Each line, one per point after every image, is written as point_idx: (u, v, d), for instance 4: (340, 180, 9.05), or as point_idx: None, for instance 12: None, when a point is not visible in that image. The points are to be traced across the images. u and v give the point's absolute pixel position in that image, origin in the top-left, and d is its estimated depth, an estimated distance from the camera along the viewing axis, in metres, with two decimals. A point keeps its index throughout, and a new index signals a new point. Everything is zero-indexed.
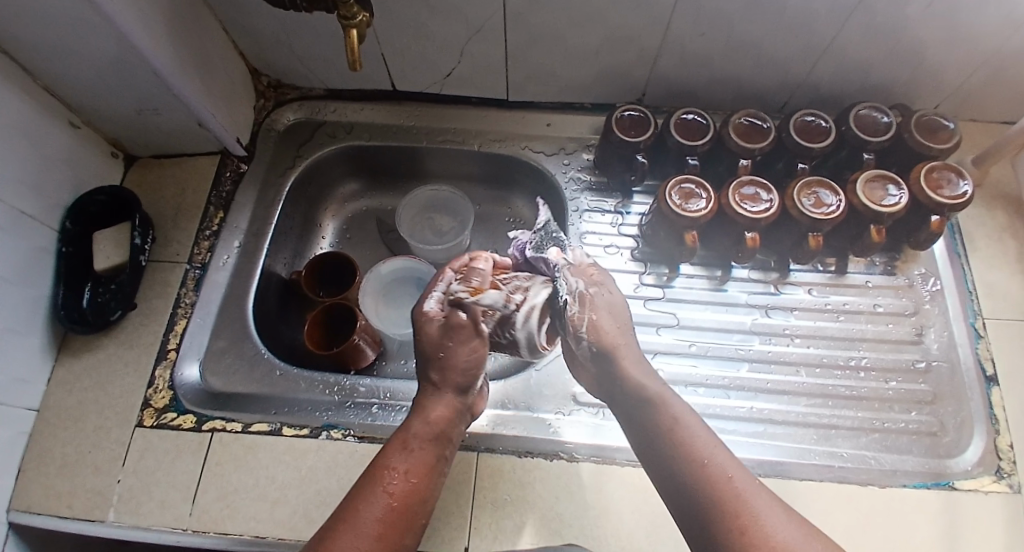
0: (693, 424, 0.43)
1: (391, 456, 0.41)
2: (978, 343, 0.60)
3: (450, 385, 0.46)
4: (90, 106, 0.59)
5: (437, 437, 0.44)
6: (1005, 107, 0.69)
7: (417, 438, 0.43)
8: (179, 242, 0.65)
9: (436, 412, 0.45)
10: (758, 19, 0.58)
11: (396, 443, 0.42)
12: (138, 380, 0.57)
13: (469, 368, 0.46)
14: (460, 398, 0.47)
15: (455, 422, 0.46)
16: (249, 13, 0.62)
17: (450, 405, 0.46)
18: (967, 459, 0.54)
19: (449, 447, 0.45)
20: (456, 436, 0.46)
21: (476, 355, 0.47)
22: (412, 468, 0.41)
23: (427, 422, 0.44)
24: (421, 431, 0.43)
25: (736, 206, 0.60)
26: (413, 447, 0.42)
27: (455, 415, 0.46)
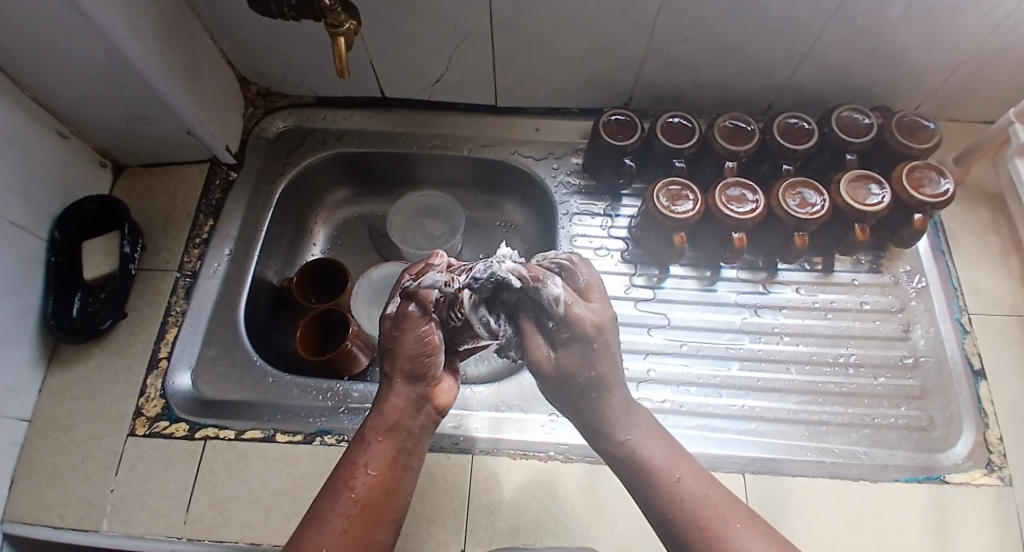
0: (652, 443, 0.41)
1: (352, 452, 0.39)
2: (965, 338, 0.61)
3: (401, 373, 0.40)
4: (80, 116, 0.59)
5: (394, 430, 0.39)
6: (982, 107, 0.70)
7: (375, 430, 0.39)
8: (169, 250, 0.65)
9: (390, 402, 0.40)
10: (741, 23, 0.59)
11: (358, 437, 0.40)
12: (129, 389, 0.57)
13: (416, 353, 0.39)
14: (419, 385, 0.41)
15: (416, 410, 0.41)
16: (237, 22, 0.62)
17: (407, 394, 0.40)
18: (957, 453, 0.55)
19: (413, 438, 0.40)
20: (421, 424, 0.41)
21: (427, 340, 0.39)
22: (371, 462, 0.38)
23: (383, 413, 0.40)
24: (377, 423, 0.40)
25: (723, 207, 0.61)
26: (369, 440, 0.39)
27: (415, 404, 0.40)
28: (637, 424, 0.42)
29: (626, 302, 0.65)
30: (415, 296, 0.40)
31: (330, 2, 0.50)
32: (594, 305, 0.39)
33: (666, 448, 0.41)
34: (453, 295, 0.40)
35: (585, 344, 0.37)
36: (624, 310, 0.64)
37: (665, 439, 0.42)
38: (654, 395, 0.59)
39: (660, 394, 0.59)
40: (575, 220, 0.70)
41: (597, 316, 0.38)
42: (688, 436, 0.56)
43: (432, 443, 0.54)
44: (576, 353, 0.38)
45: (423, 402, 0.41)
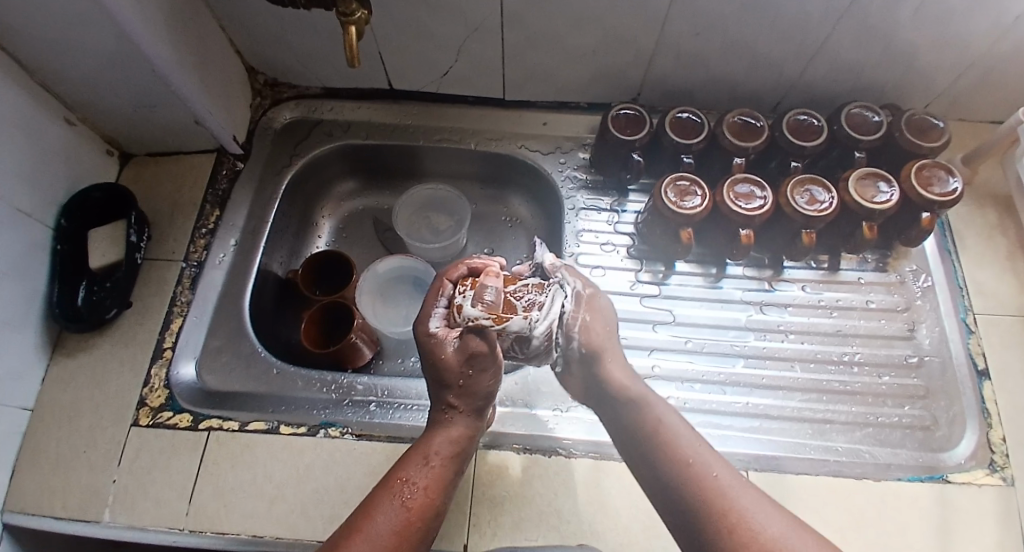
0: (674, 426, 0.40)
1: (411, 469, 0.42)
2: (970, 338, 0.60)
3: (469, 406, 0.46)
4: (87, 103, 0.58)
5: (454, 456, 0.44)
6: (993, 108, 0.70)
7: (438, 454, 0.44)
8: (175, 240, 0.65)
9: (455, 430, 0.45)
10: (754, 18, 0.58)
11: (417, 457, 0.43)
12: (134, 379, 0.57)
13: (485, 391, 0.47)
14: (478, 419, 0.47)
15: (469, 442, 0.46)
16: (245, 9, 0.61)
17: (466, 425, 0.46)
18: (960, 454, 0.55)
19: (462, 466, 0.46)
20: (468, 455, 0.47)
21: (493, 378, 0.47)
22: (431, 483, 0.42)
23: (447, 438, 0.45)
24: (441, 447, 0.44)
25: (731, 204, 0.60)
26: (432, 462, 0.43)
27: (471, 435, 0.47)
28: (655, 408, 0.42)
29: (631, 298, 0.65)
30: (489, 338, 0.43)
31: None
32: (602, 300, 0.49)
33: (688, 432, 0.40)
34: (528, 332, 0.43)
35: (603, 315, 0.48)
36: (630, 306, 0.64)
37: (677, 421, 0.41)
38: (659, 391, 0.59)
39: (665, 390, 0.59)
40: (582, 215, 0.70)
41: (608, 307, 0.49)
42: None
43: None
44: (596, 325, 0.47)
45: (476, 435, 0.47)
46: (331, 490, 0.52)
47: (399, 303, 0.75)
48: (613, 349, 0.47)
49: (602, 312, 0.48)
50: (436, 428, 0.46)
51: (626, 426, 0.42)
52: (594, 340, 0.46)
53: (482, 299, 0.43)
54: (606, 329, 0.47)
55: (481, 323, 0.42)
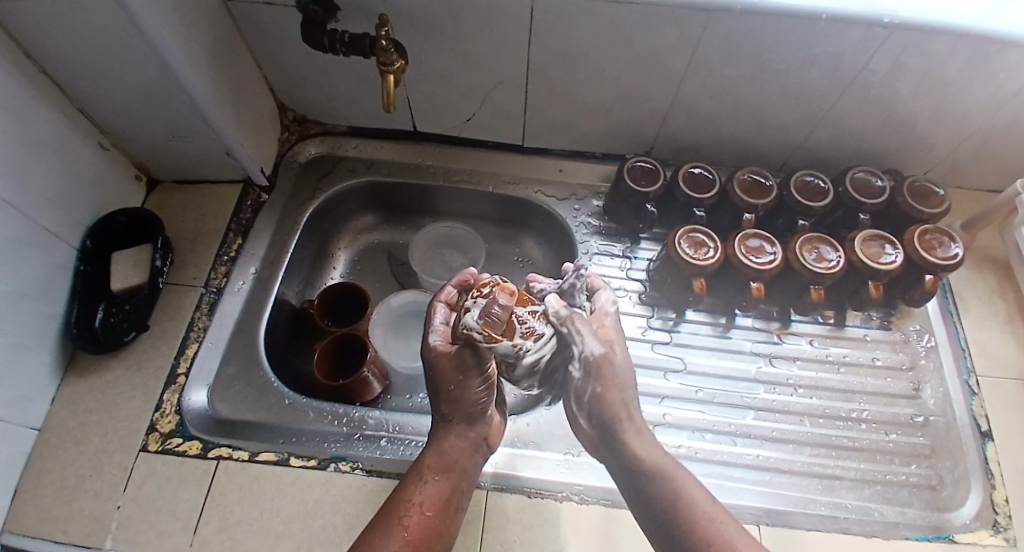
0: (695, 494, 0.43)
1: (408, 491, 0.47)
2: (972, 400, 0.62)
3: (461, 417, 0.51)
4: (124, 131, 0.60)
5: (450, 467, 0.48)
6: (987, 176, 0.74)
7: (432, 469, 0.48)
8: (196, 266, 0.66)
9: (449, 443, 0.50)
10: (764, 85, 0.62)
11: (413, 479, 0.48)
12: (145, 404, 0.56)
13: (479, 399, 0.51)
14: (472, 427, 0.51)
15: (467, 450, 0.50)
16: (283, 51, 0.64)
17: (461, 435, 0.50)
18: (965, 513, 0.55)
19: (465, 475, 0.49)
20: (472, 464, 0.50)
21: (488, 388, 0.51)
22: (426, 501, 0.46)
23: (440, 453, 0.49)
24: (433, 461, 0.49)
25: (742, 257, 0.62)
26: (427, 479, 0.47)
27: (467, 444, 0.50)
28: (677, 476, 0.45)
29: (643, 344, 0.66)
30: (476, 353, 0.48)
31: (387, 42, 0.52)
32: (618, 354, 0.50)
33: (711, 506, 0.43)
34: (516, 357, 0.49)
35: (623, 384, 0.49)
36: (641, 352, 0.65)
37: (700, 493, 0.44)
38: (670, 440, 0.59)
39: (675, 440, 0.59)
40: (595, 260, 0.72)
41: (622, 364, 0.50)
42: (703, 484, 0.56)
43: None
44: (601, 395, 0.49)
45: (475, 442, 0.51)
46: (339, 527, 0.51)
47: (409, 338, 0.75)
48: (630, 415, 0.49)
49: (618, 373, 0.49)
50: (433, 443, 0.50)
51: (640, 489, 0.45)
52: (612, 407, 0.48)
53: (485, 312, 0.47)
54: (622, 391, 0.49)
55: (474, 336, 0.46)
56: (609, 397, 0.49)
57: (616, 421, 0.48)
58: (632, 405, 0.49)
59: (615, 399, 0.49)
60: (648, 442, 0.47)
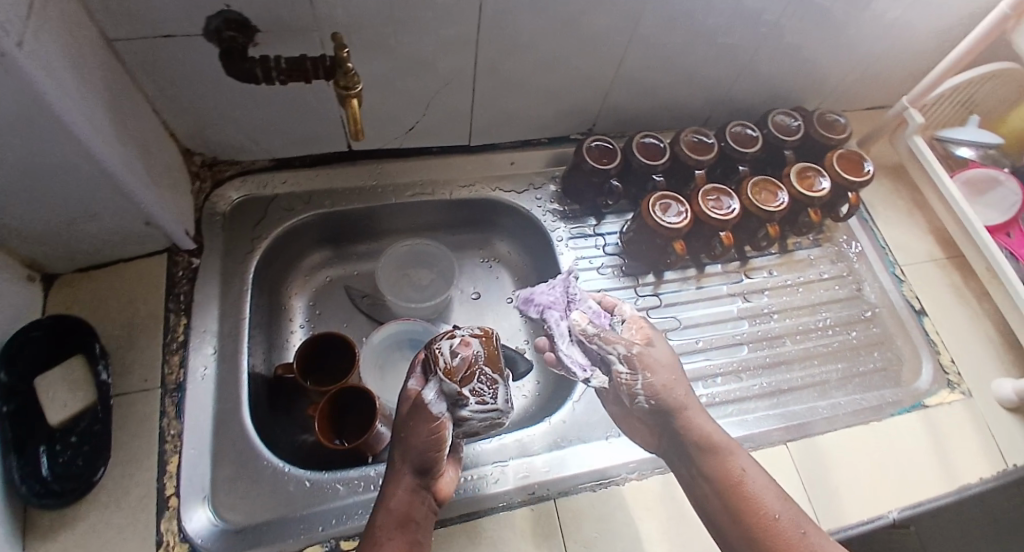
0: (757, 476, 0.47)
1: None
2: (903, 287, 0.74)
3: (409, 466, 0.46)
4: (4, 226, 0.48)
5: (404, 524, 0.43)
6: (863, 99, 0.86)
7: (385, 528, 0.43)
8: (144, 364, 0.55)
9: (397, 497, 0.45)
10: (692, 50, 0.66)
11: (367, 544, 0.42)
12: (142, 543, 0.47)
13: (427, 445, 0.46)
14: (422, 477, 0.46)
15: (418, 502, 0.45)
16: (188, 89, 0.55)
17: (410, 487, 0.45)
18: (926, 380, 0.66)
19: (420, 530, 0.44)
20: (425, 515, 0.46)
21: (436, 434, 0.46)
22: None
23: (390, 509, 0.44)
24: (387, 520, 0.43)
25: (707, 211, 0.66)
26: (382, 540, 0.42)
27: (417, 495, 0.46)
28: (743, 461, 0.49)
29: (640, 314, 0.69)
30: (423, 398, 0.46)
31: (348, 64, 0.47)
32: (659, 348, 0.55)
33: (769, 486, 0.47)
34: (458, 406, 0.46)
35: (676, 365, 0.54)
36: None
37: (762, 475, 0.48)
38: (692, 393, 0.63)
39: (698, 391, 0.63)
40: (571, 244, 0.73)
41: (666, 356, 0.54)
42: (730, 424, 0.60)
43: (508, 501, 0.53)
44: (662, 383, 0.52)
45: (424, 493, 0.46)
46: None
47: (403, 371, 0.70)
48: (689, 399, 0.52)
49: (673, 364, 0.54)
50: (380, 501, 0.45)
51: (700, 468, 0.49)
52: (666, 396, 0.52)
53: (453, 353, 0.48)
54: (673, 375, 0.53)
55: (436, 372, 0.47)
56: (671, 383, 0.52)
57: (679, 407, 0.52)
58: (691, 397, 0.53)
59: (677, 385, 0.52)
60: (713, 427, 0.51)
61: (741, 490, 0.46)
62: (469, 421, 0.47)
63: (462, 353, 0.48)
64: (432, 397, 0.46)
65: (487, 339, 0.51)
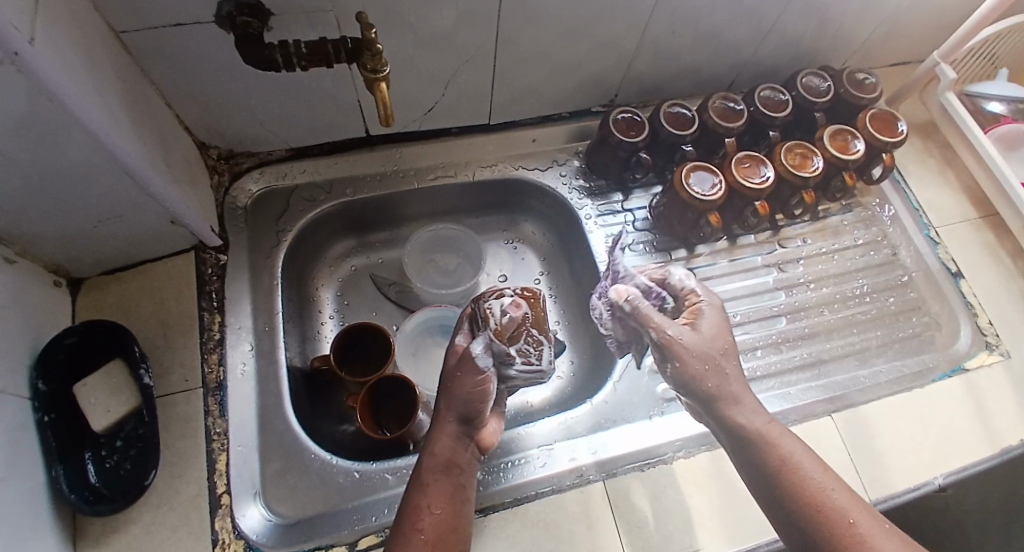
0: (804, 455, 0.45)
1: (413, 496, 0.42)
2: (939, 249, 0.72)
3: (454, 412, 0.46)
4: (29, 233, 0.46)
5: (448, 467, 0.44)
6: (890, 54, 0.83)
7: (430, 471, 0.43)
8: (182, 364, 0.54)
9: (442, 442, 0.45)
10: (720, 12, 0.63)
11: (414, 484, 0.43)
12: (199, 542, 0.47)
13: (474, 392, 0.46)
14: (467, 425, 0.46)
15: (462, 449, 0.45)
16: (202, 79, 0.53)
17: (455, 433, 0.45)
18: (965, 343, 0.66)
19: (465, 476, 0.44)
20: (469, 461, 0.45)
21: (481, 388, 0.46)
22: (433, 502, 0.41)
23: (435, 453, 0.44)
24: (432, 463, 0.44)
25: (743, 181, 0.65)
26: (427, 481, 0.43)
27: (462, 442, 0.45)
28: (791, 441, 0.46)
29: None
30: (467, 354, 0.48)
31: (376, 45, 0.45)
32: (702, 333, 0.51)
33: (817, 466, 0.44)
34: (503, 365, 0.49)
35: (721, 328, 0.52)
36: None
37: (809, 454, 0.45)
38: None
39: None
40: (600, 221, 0.71)
41: (710, 341, 0.51)
42: (772, 397, 0.60)
43: (558, 483, 0.53)
44: (698, 368, 0.49)
45: (469, 441, 0.46)
46: None
47: (436, 357, 0.70)
48: (732, 381, 0.49)
49: (719, 330, 0.52)
50: (425, 446, 0.46)
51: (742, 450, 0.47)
52: (705, 381, 0.49)
53: (503, 317, 0.51)
54: (710, 364, 0.49)
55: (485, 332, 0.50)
56: (706, 346, 0.50)
57: (716, 394, 0.49)
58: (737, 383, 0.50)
59: (715, 351, 0.50)
60: (757, 414, 0.48)
61: (787, 471, 0.44)
62: (513, 379, 0.50)
63: (512, 317, 0.51)
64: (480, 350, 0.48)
65: (534, 302, 0.54)
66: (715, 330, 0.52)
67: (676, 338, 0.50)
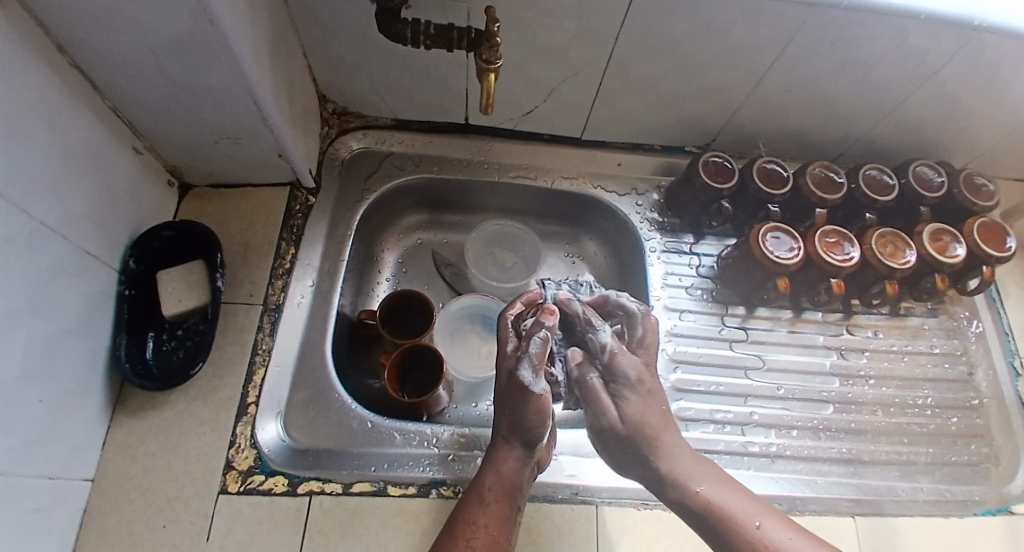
0: (726, 494, 0.44)
1: (470, 512, 0.44)
2: (1018, 381, 0.66)
3: (519, 439, 0.47)
4: (159, 131, 0.53)
5: (509, 491, 0.46)
6: (1021, 166, 0.78)
7: (492, 491, 0.45)
8: (251, 281, 0.59)
9: (507, 464, 0.47)
10: (839, 81, 0.62)
11: (473, 497, 0.45)
12: (217, 441, 0.51)
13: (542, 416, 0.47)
14: (531, 450, 0.48)
15: (525, 473, 0.47)
16: (340, 38, 0.58)
17: (521, 457, 0.47)
18: (1021, 484, 0.60)
19: (521, 497, 0.47)
20: (527, 483, 0.48)
21: (546, 410, 0.47)
22: (490, 523, 0.44)
23: (499, 475, 0.46)
24: (494, 484, 0.46)
25: (823, 254, 0.62)
26: (488, 501, 0.45)
27: (524, 467, 0.47)
28: (706, 474, 0.45)
29: (722, 344, 0.66)
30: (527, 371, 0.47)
31: (496, 38, 0.49)
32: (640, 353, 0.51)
33: (742, 498, 0.44)
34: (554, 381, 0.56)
35: (632, 391, 0.47)
36: (721, 352, 0.65)
37: (735, 487, 0.45)
38: (760, 439, 0.60)
39: (766, 438, 0.60)
40: (664, 258, 0.71)
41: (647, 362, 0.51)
42: (796, 481, 0.57)
43: (551, 494, 0.52)
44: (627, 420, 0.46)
45: (532, 465, 0.48)
46: None
47: (471, 344, 0.72)
48: (664, 428, 0.47)
49: (649, 392, 0.48)
50: (488, 463, 0.47)
51: (689, 513, 0.44)
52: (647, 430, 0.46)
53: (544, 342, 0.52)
54: (658, 423, 0.46)
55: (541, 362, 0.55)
56: (648, 413, 0.46)
57: (650, 442, 0.46)
58: (662, 424, 0.47)
59: (659, 420, 0.46)
60: (685, 455, 0.46)
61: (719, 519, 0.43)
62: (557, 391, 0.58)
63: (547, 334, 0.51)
64: (532, 378, 0.46)
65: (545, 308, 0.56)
66: (641, 391, 0.47)
67: (615, 420, 0.46)
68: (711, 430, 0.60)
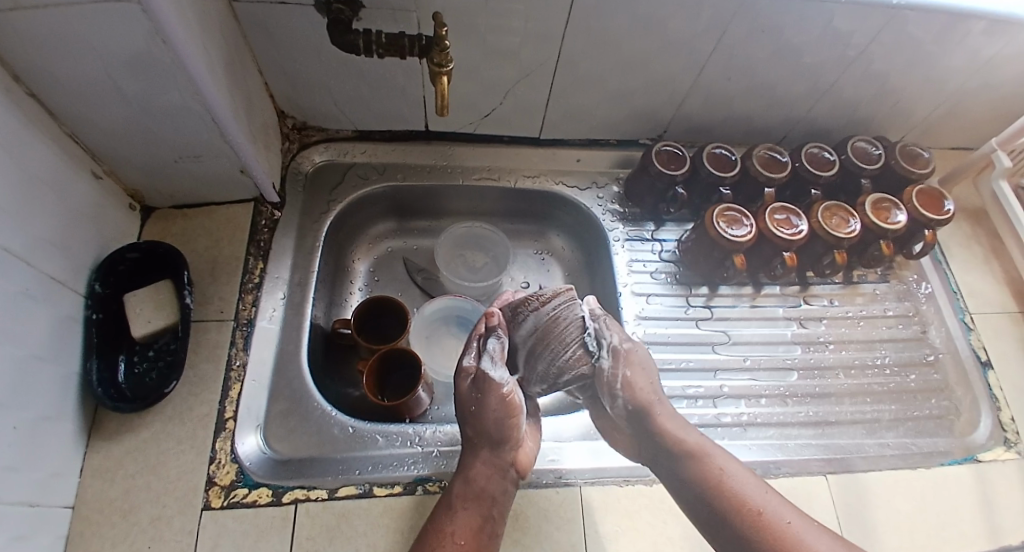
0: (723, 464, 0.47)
1: (440, 521, 0.44)
2: (970, 335, 0.70)
3: (484, 443, 0.48)
4: (118, 154, 0.54)
5: (479, 496, 0.46)
6: (953, 135, 0.83)
7: (461, 498, 0.46)
8: (221, 298, 0.60)
9: (476, 470, 0.47)
10: (776, 66, 0.66)
11: (443, 508, 0.45)
12: (197, 458, 0.51)
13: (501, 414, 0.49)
14: (498, 452, 0.48)
15: (496, 479, 0.47)
16: (293, 53, 0.60)
17: (489, 462, 0.48)
18: (982, 434, 0.63)
19: (496, 505, 0.46)
20: (502, 491, 0.47)
21: (507, 403, 0.49)
22: (457, 530, 0.43)
23: (469, 481, 0.47)
24: (463, 490, 0.46)
25: (774, 230, 0.66)
26: (458, 507, 0.45)
27: (496, 472, 0.47)
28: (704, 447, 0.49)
29: (689, 323, 0.68)
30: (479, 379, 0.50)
31: (446, 42, 0.50)
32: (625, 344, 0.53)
33: (740, 471, 0.47)
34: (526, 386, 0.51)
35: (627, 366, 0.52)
36: (689, 331, 0.68)
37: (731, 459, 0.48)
38: (731, 410, 0.62)
39: (736, 409, 0.63)
40: (628, 246, 0.73)
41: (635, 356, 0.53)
42: (769, 446, 0.59)
43: (535, 479, 0.53)
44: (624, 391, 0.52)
45: (503, 468, 0.48)
46: None
47: (447, 345, 0.73)
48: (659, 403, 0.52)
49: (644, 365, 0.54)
50: (460, 472, 0.48)
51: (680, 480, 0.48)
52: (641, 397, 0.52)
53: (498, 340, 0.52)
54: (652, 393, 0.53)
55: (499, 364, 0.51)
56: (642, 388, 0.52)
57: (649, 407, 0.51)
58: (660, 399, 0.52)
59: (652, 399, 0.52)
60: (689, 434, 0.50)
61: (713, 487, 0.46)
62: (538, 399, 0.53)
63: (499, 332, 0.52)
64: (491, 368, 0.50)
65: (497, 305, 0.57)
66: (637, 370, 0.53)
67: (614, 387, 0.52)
68: (684, 406, 0.62)
